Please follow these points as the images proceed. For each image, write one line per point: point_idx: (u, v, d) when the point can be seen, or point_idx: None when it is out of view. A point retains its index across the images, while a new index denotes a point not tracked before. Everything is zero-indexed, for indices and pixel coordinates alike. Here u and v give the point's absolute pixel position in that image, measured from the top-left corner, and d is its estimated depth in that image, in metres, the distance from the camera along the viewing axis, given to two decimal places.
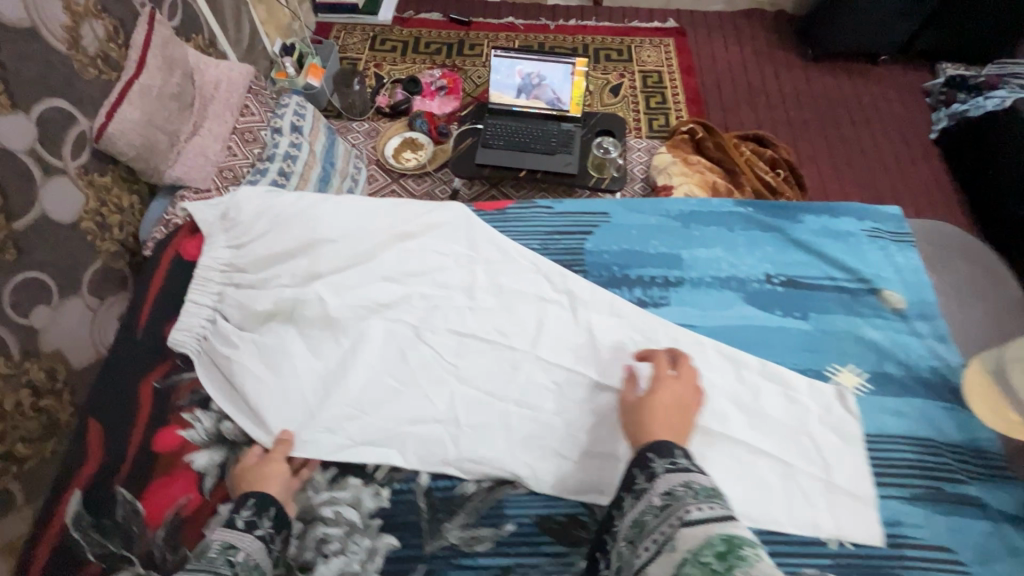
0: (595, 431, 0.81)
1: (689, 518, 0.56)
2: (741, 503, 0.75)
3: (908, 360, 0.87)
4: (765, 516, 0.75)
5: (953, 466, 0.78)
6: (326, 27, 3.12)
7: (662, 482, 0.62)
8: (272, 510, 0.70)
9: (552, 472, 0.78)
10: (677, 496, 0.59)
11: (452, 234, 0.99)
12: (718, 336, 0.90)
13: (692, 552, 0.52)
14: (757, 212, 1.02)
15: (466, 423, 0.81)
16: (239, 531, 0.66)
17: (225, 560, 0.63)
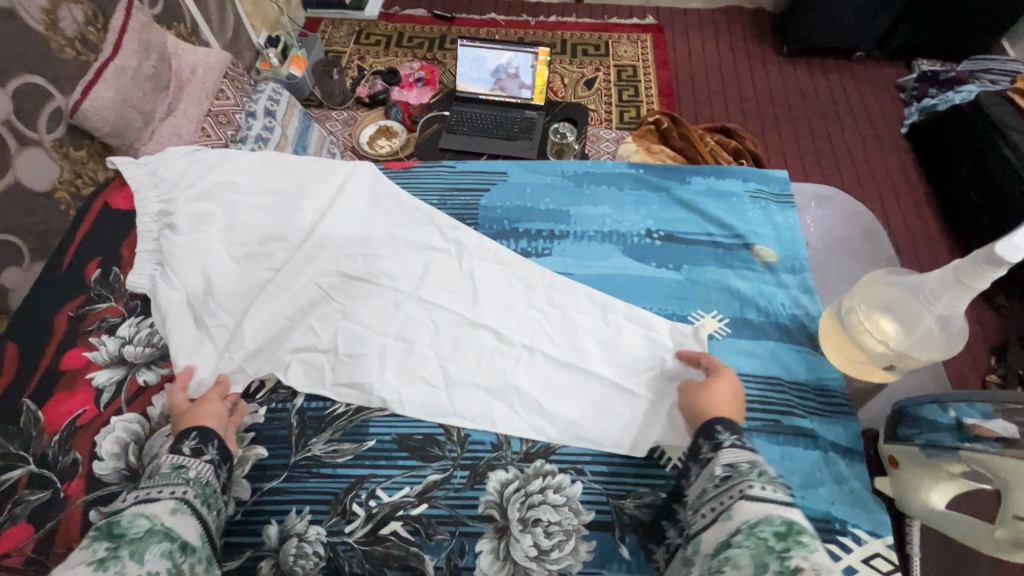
0: (463, 363, 0.88)
1: (751, 492, 0.61)
2: (587, 425, 0.82)
3: (769, 309, 0.92)
4: (607, 437, 0.81)
5: (792, 401, 0.83)
6: (315, 22, 3.25)
7: (727, 454, 0.67)
8: (216, 441, 0.75)
9: (418, 398, 0.84)
10: (740, 470, 0.64)
11: (358, 190, 1.06)
12: (592, 283, 0.96)
13: (750, 521, 0.57)
14: (647, 173, 1.08)
15: (345, 356, 0.88)
16: (192, 456, 0.71)
17: (180, 476, 0.67)
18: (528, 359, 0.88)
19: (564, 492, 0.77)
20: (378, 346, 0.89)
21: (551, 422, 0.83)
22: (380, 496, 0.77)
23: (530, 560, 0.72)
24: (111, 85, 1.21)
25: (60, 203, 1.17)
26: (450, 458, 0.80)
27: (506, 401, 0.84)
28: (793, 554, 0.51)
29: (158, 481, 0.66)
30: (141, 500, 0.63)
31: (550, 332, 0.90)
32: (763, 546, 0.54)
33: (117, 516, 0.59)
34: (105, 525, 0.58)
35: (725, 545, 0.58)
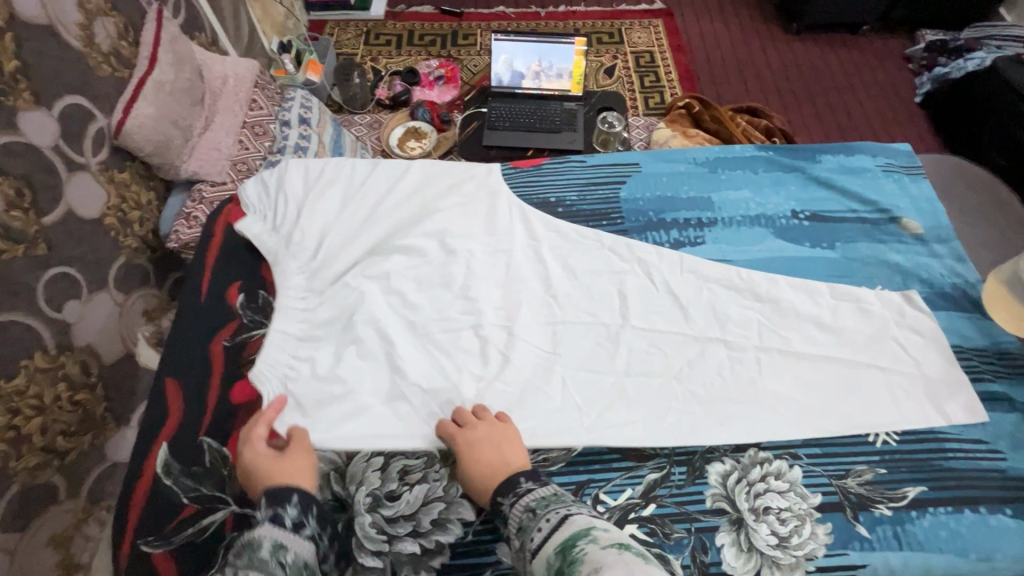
0: (710, 381, 0.84)
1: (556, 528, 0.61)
2: (860, 415, 0.81)
3: (930, 279, 0.93)
4: (886, 421, 0.81)
5: (978, 368, 0.85)
6: (319, 24, 3.15)
7: (517, 506, 0.65)
8: (315, 508, 0.68)
9: (684, 428, 0.80)
10: (524, 519, 0.63)
11: (505, 215, 1.00)
12: (789, 273, 0.94)
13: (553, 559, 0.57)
14: (777, 155, 1.08)
15: (585, 393, 0.83)
16: (291, 532, 0.64)
17: (277, 562, 0.61)
18: (770, 362, 0.85)
19: (785, 477, 0.77)
20: (614, 382, 0.84)
21: (826, 420, 0.81)
22: (606, 500, 0.76)
23: (774, 549, 0.72)
24: (151, 100, 1.17)
25: (110, 230, 1.13)
26: (665, 455, 0.79)
27: (771, 410, 0.82)
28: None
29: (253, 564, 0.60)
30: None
31: (777, 330, 0.88)
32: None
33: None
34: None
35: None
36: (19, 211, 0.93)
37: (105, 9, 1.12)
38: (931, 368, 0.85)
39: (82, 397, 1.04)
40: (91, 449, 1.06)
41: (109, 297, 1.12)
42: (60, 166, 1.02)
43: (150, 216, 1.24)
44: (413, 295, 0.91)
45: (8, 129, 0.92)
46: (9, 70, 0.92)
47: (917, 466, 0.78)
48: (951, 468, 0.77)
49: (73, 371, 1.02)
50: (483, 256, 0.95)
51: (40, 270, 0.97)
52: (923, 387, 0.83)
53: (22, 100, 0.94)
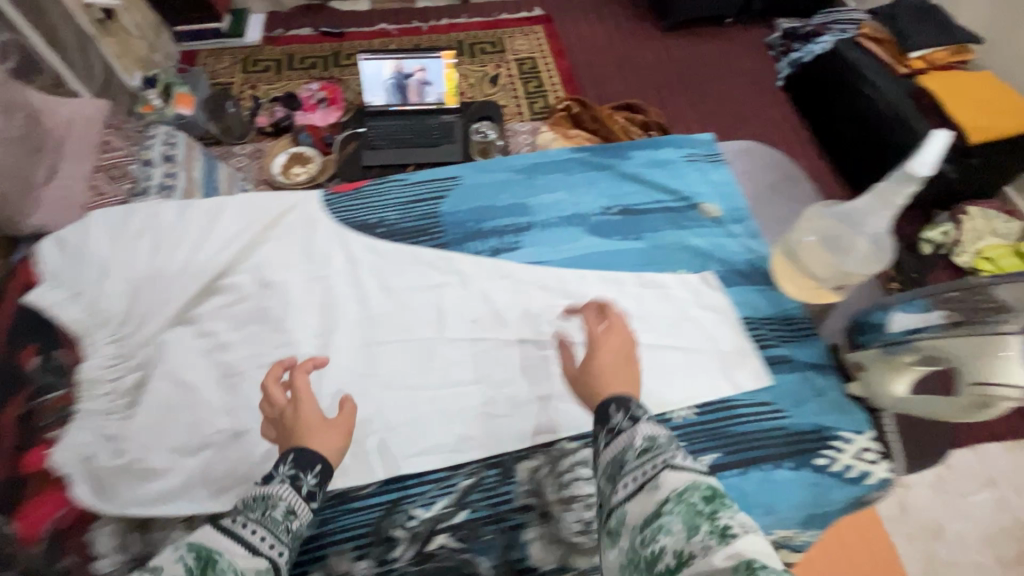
0: (521, 382, 0.87)
1: (675, 463, 0.53)
2: (659, 395, 0.87)
3: (726, 258, 1.01)
4: (682, 397, 0.86)
5: (765, 335, 0.92)
6: (190, 55, 3.02)
7: (645, 426, 0.57)
8: (317, 467, 0.61)
9: (495, 432, 0.83)
10: (659, 442, 0.55)
11: (324, 242, 1.00)
12: (600, 267, 0.99)
13: (680, 490, 0.50)
14: (591, 155, 1.14)
15: (399, 411, 0.84)
16: (301, 500, 0.58)
17: (286, 528, 0.56)
18: (578, 355, 0.90)
19: (592, 464, 0.81)
20: (427, 396, 0.85)
21: None
22: (418, 514, 0.77)
23: (579, 534, 0.76)
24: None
25: None
26: (478, 461, 0.81)
27: (578, 402, 0.86)
28: (724, 515, 0.47)
29: (265, 522, 0.55)
30: (244, 543, 0.53)
31: (586, 324, 0.93)
32: (695, 512, 0.48)
33: (215, 554, 0.51)
34: (202, 555, 0.51)
35: (657, 516, 0.49)
36: None
37: None
38: (723, 341, 0.91)
39: None
40: None
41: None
42: None
43: None
44: (224, 335, 0.89)
45: None
46: None
47: (711, 435, 0.83)
48: (740, 432, 0.83)
49: None
50: (299, 287, 0.95)
51: None
52: (715, 360, 0.90)
53: None
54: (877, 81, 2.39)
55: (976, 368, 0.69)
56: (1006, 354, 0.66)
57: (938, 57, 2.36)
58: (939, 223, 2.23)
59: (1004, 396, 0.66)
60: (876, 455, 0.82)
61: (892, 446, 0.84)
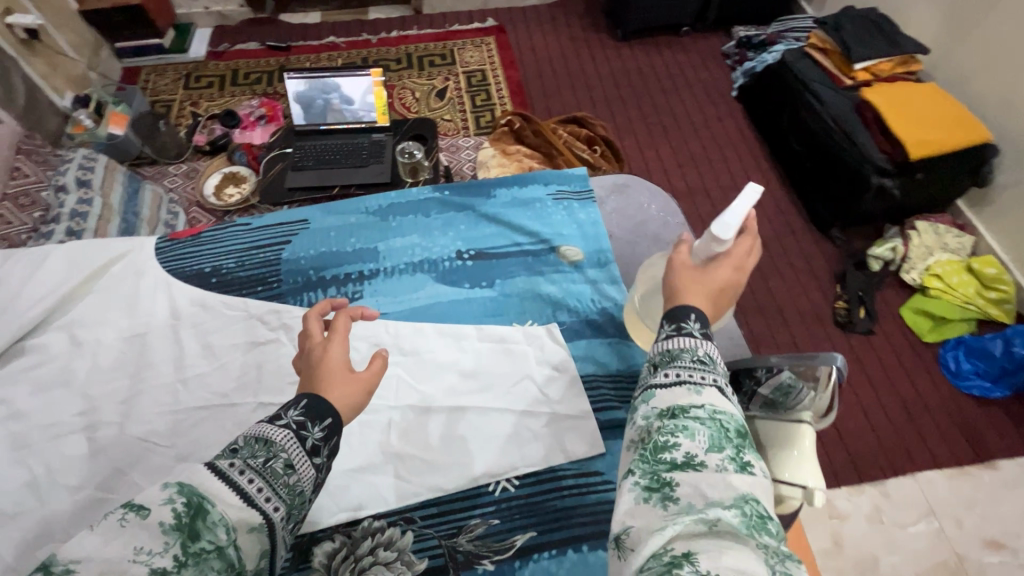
0: (334, 452, 0.81)
1: (721, 386, 0.56)
2: (481, 465, 0.80)
3: (579, 307, 0.95)
4: (506, 466, 0.80)
5: (605, 395, 0.86)
6: (133, 71, 2.97)
7: (710, 346, 0.60)
8: (327, 421, 0.58)
9: None
10: (715, 366, 0.59)
11: (147, 296, 0.94)
12: (441, 318, 0.93)
13: (717, 409, 0.54)
14: (452, 194, 1.07)
15: None
16: (302, 453, 0.56)
17: (282, 484, 0.54)
18: (400, 420, 0.84)
19: (395, 546, 0.74)
20: None
21: (444, 476, 0.79)
22: None
23: None
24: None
25: None
26: None
27: (392, 474, 0.80)
28: (747, 455, 0.51)
29: (265, 473, 0.54)
30: (243, 493, 0.52)
31: (415, 384, 0.87)
32: (722, 432, 0.52)
33: (206, 503, 0.50)
34: (193, 503, 0.49)
35: (686, 414, 0.54)
36: None
37: None
38: (559, 402, 0.85)
39: None
40: None
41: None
42: None
43: None
44: (19, 403, 0.83)
45: None
46: None
47: (530, 511, 0.77)
48: (562, 507, 0.77)
49: None
50: (111, 347, 0.89)
51: None
52: (547, 424, 0.83)
53: None
54: (819, 90, 2.10)
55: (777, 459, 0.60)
56: (801, 450, 0.59)
57: (883, 67, 2.11)
58: (887, 240, 1.98)
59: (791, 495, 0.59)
60: None
61: None
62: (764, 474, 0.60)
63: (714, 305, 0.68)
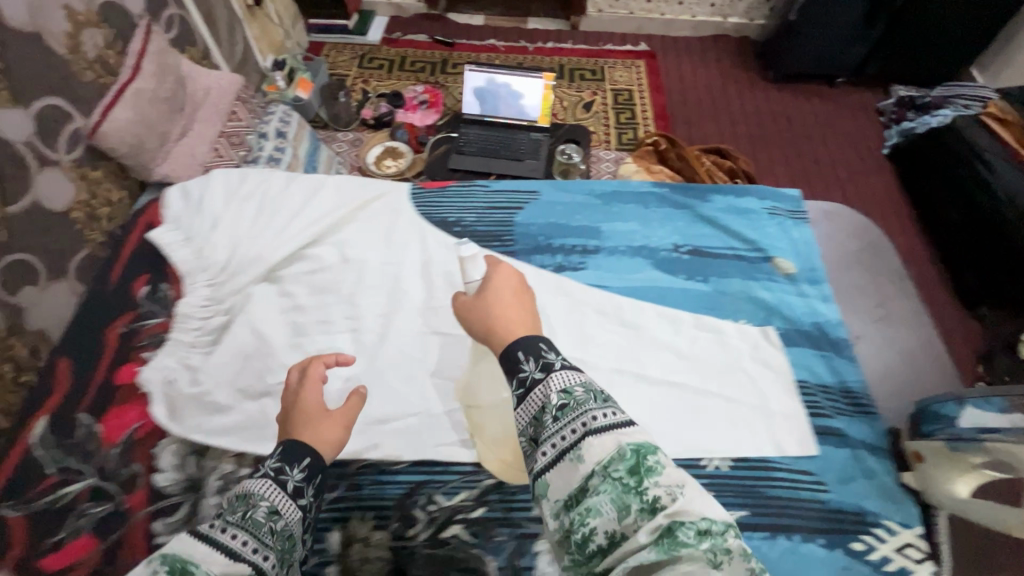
0: None
1: (594, 425, 0.55)
2: (696, 439, 0.85)
3: (792, 316, 0.98)
4: (719, 446, 0.85)
5: (819, 402, 0.89)
6: (317, 46, 3.32)
7: (557, 377, 0.60)
8: (307, 460, 0.66)
9: None
10: (576, 398, 0.57)
11: (404, 232, 1.07)
12: (659, 301, 1.00)
13: (603, 460, 0.53)
14: (671, 192, 1.14)
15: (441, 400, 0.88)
16: (286, 498, 0.61)
17: (268, 530, 0.57)
18: (621, 382, 0.90)
19: None
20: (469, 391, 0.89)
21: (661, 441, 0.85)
22: (439, 500, 0.80)
23: None
24: (130, 106, 1.32)
25: (76, 223, 1.26)
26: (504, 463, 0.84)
27: None
28: (649, 485, 0.50)
29: (248, 525, 0.56)
30: (228, 549, 0.53)
31: (635, 353, 0.94)
32: (620, 487, 0.51)
33: (189, 565, 0.50)
34: (174, 569, 0.50)
35: (582, 491, 0.52)
36: None
37: (95, 22, 1.30)
38: (774, 400, 0.89)
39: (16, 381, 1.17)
40: None
41: (69, 288, 1.21)
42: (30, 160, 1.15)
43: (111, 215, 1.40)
44: (300, 299, 0.98)
45: None
46: None
47: (742, 492, 0.81)
48: (774, 496, 0.81)
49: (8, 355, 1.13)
50: (373, 268, 1.02)
51: None
52: (761, 417, 0.88)
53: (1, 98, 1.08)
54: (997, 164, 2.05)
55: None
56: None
57: None
58: None
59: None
60: (922, 554, 0.76)
61: (942, 552, 0.77)
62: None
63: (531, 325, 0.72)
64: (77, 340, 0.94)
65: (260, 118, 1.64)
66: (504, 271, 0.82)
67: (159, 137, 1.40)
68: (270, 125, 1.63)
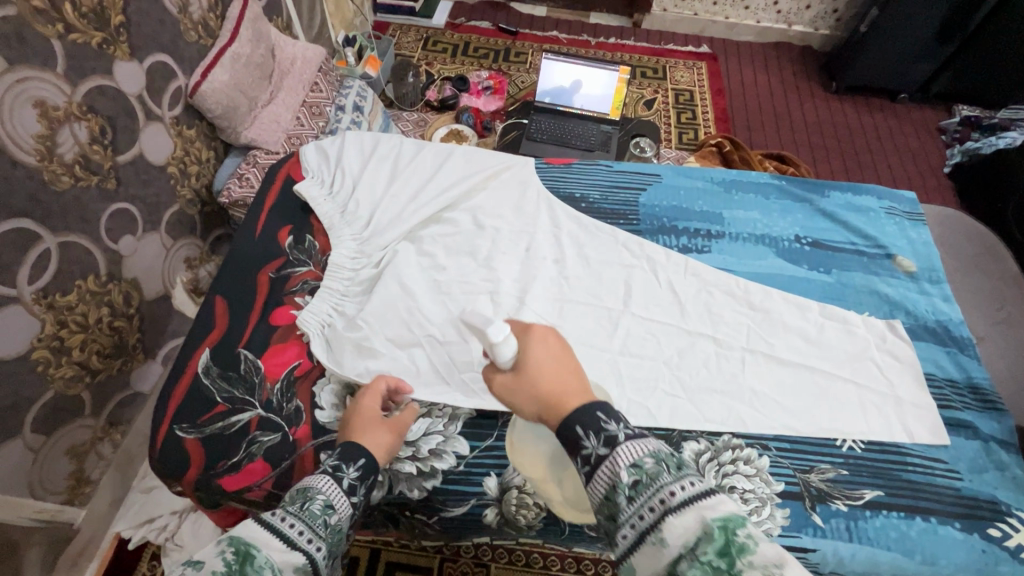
0: (693, 369, 0.92)
1: (672, 502, 0.50)
2: (828, 420, 0.88)
3: (916, 312, 1.01)
4: (850, 428, 0.88)
5: (948, 395, 0.91)
6: (383, 26, 3.37)
7: (625, 451, 0.55)
8: (360, 460, 0.70)
9: (664, 407, 0.88)
10: (648, 472, 0.53)
11: (532, 203, 1.10)
12: (783, 287, 1.03)
13: (686, 535, 0.48)
14: (790, 185, 1.17)
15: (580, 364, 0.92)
16: (340, 493, 0.66)
17: (322, 522, 0.61)
18: (751, 361, 0.93)
19: (753, 464, 0.84)
20: (606, 358, 0.92)
21: (794, 419, 0.88)
22: None
23: None
24: (226, 70, 1.39)
25: (170, 177, 1.33)
26: (645, 428, 0.86)
27: (745, 404, 0.89)
28: (743, 567, 0.45)
29: (304, 516, 0.60)
30: (284, 538, 0.57)
31: (763, 335, 0.96)
32: (711, 572, 0.45)
33: (252, 550, 0.53)
34: (240, 552, 0.53)
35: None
36: (99, 146, 1.10)
37: None
38: (904, 389, 0.92)
39: (119, 324, 1.23)
40: (118, 372, 1.26)
41: (158, 240, 1.32)
42: (141, 113, 1.21)
43: (205, 172, 1.45)
44: (439, 259, 1.01)
45: (105, 75, 1.11)
46: (116, 24, 1.11)
47: (878, 473, 0.84)
48: (909, 479, 0.84)
49: (116, 299, 1.20)
50: (507, 236, 1.06)
51: (107, 202, 1.14)
52: (890, 404, 0.90)
53: (121, 51, 1.14)
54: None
55: None
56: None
57: None
58: None
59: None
60: None
61: None
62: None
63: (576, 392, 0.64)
64: (230, 280, 0.98)
65: (339, 91, 1.70)
66: (536, 327, 0.70)
67: (249, 103, 1.46)
68: (348, 100, 1.69)
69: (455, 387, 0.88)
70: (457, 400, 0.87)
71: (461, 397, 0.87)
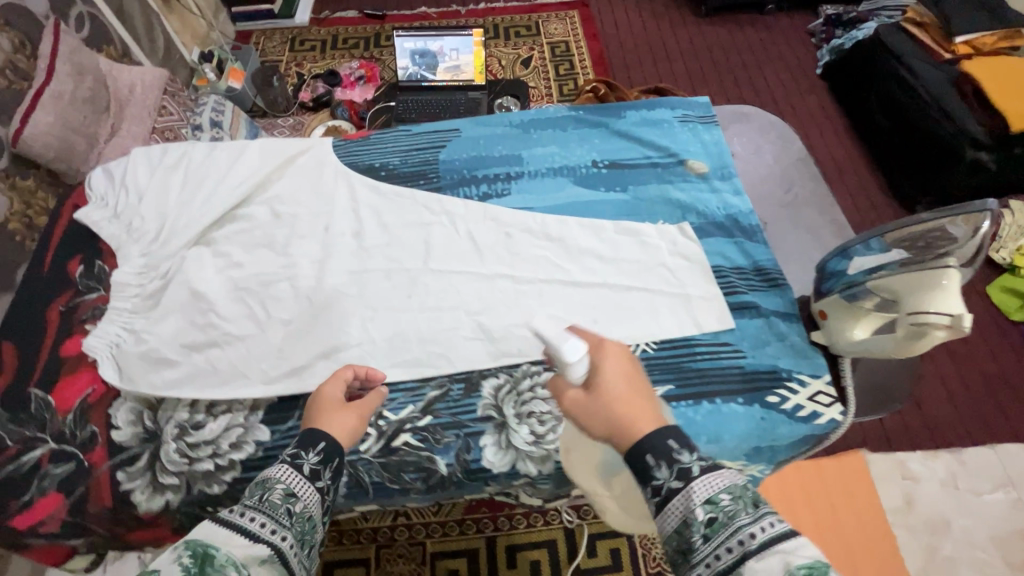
0: (495, 310, 0.94)
1: (754, 545, 0.44)
2: (623, 331, 0.91)
3: (706, 211, 1.04)
4: (645, 332, 0.91)
5: (731, 282, 0.96)
6: (245, 35, 3.13)
7: (698, 486, 0.48)
8: (318, 445, 0.64)
9: (466, 353, 0.90)
10: (726, 510, 0.47)
11: (332, 183, 1.10)
12: (580, 214, 1.05)
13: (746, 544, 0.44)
14: (586, 113, 1.18)
15: (380, 330, 0.92)
16: (302, 481, 0.60)
17: (286, 511, 0.56)
18: (548, 291, 0.96)
19: (550, 386, 0.87)
20: (406, 319, 0.93)
21: (591, 335, 0.91)
22: (388, 415, 0.85)
23: (529, 444, 0.82)
24: (51, 111, 1.03)
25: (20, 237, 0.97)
26: (446, 375, 0.88)
27: (543, 331, 0.92)
28: None
29: (265, 507, 0.54)
30: (245, 531, 0.51)
31: (560, 262, 0.99)
32: None
33: (212, 550, 0.47)
34: (200, 554, 0.47)
35: None
36: None
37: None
38: (698, 286, 0.95)
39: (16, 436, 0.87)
40: None
41: None
42: None
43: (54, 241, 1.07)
44: (236, 256, 1.00)
45: None
46: None
47: (668, 368, 0.88)
48: (696, 367, 0.88)
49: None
50: (306, 220, 1.05)
51: None
52: (681, 303, 0.94)
53: None
54: (916, 66, 1.98)
55: (915, 299, 0.72)
56: (948, 284, 0.70)
57: (987, 41, 1.96)
58: None
59: (935, 323, 0.71)
60: (831, 399, 0.84)
61: (849, 394, 0.86)
62: (914, 309, 0.71)
63: (639, 408, 0.56)
64: None
65: (192, 110, 1.37)
66: (609, 342, 0.62)
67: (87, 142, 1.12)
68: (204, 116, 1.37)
69: (254, 381, 0.88)
70: (255, 390, 0.87)
71: (260, 387, 0.87)
